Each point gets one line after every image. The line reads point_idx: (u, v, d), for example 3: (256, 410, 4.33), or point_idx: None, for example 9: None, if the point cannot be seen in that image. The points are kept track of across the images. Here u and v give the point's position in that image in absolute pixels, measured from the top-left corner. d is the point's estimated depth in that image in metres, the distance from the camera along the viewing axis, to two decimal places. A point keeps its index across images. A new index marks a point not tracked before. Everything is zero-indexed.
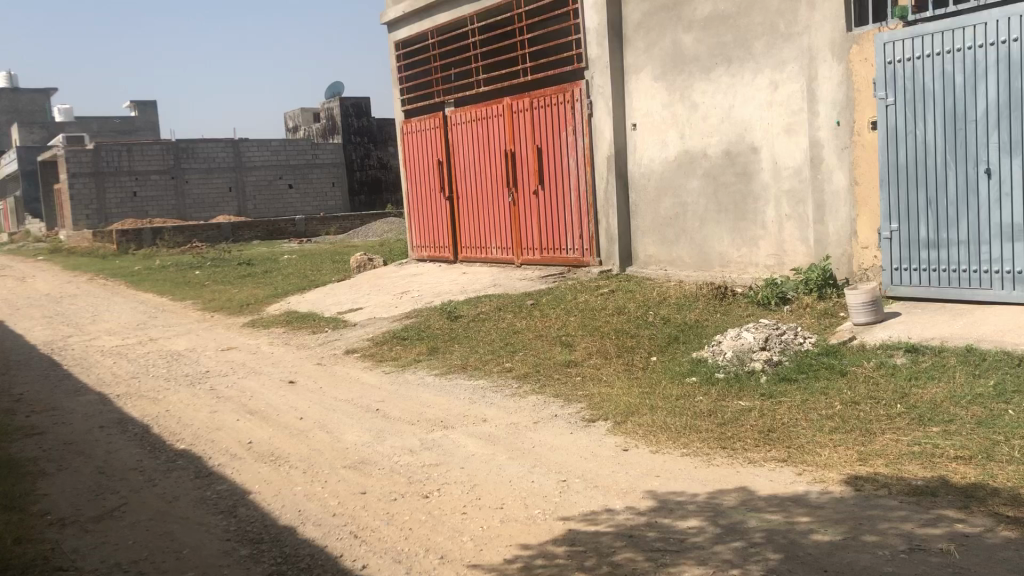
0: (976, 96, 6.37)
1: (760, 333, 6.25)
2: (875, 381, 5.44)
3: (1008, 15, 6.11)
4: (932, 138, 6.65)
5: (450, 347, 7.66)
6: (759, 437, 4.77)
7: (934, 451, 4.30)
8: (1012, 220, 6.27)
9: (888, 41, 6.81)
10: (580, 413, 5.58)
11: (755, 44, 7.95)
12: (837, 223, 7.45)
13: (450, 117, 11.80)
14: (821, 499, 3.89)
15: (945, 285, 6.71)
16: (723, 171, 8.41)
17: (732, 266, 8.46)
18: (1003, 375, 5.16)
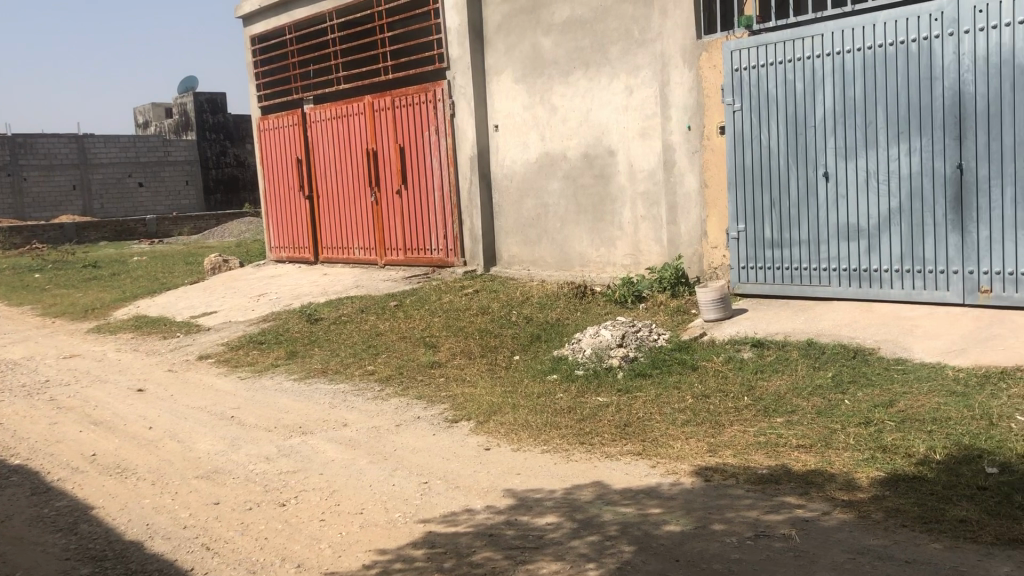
0: (815, 104, 6.75)
1: (617, 331, 6.42)
2: (723, 375, 5.68)
3: (842, 28, 6.51)
4: (775, 143, 7.00)
5: (310, 350, 7.51)
6: (616, 431, 4.89)
7: (778, 441, 4.53)
8: (848, 221, 6.68)
9: (735, 49, 7.13)
10: (443, 414, 5.57)
11: (611, 49, 8.16)
12: (689, 223, 7.73)
13: (310, 114, 11.56)
14: (673, 491, 4.03)
15: (789, 282, 7.09)
16: (582, 173, 8.59)
17: (591, 266, 8.64)
18: (840, 368, 5.49)
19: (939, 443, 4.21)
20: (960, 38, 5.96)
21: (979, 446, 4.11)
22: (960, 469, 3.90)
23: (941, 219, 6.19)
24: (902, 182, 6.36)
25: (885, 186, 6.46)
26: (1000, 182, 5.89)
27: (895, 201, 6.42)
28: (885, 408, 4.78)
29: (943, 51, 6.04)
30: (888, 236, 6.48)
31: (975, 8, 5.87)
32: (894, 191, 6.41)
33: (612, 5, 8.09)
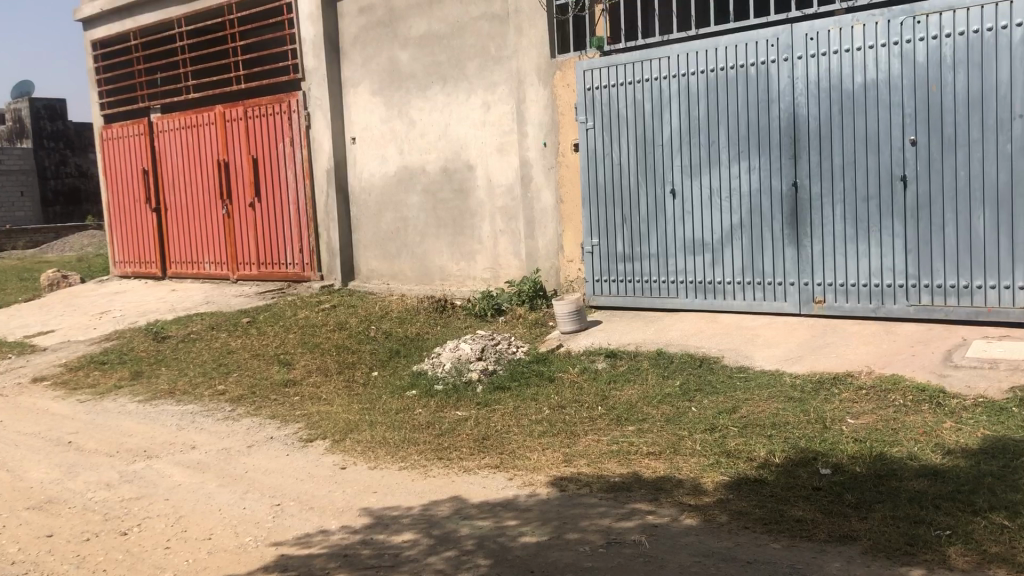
0: (662, 123, 7.02)
1: (476, 345, 6.46)
2: (579, 385, 5.80)
3: (687, 51, 6.82)
4: (626, 160, 7.23)
5: (157, 370, 7.18)
6: (474, 445, 4.91)
7: (631, 448, 4.66)
8: (694, 235, 6.97)
9: (587, 69, 7.33)
10: (298, 433, 5.44)
11: (468, 65, 8.23)
12: (545, 238, 7.88)
13: (157, 123, 11.09)
14: (529, 502, 4.07)
15: (640, 295, 7.32)
16: (441, 188, 8.60)
17: (451, 280, 8.65)
18: (688, 376, 5.70)
19: (778, 446, 4.44)
20: (794, 63, 6.34)
21: (814, 449, 4.36)
22: (797, 471, 4.13)
23: (779, 233, 6.55)
24: (743, 198, 6.69)
25: (727, 202, 6.77)
26: (831, 199, 6.29)
27: (736, 218, 6.74)
28: (729, 414, 5.00)
29: (779, 75, 6.41)
30: (730, 250, 6.80)
31: (806, 35, 6.26)
32: (736, 207, 6.73)
33: (468, 21, 8.17)
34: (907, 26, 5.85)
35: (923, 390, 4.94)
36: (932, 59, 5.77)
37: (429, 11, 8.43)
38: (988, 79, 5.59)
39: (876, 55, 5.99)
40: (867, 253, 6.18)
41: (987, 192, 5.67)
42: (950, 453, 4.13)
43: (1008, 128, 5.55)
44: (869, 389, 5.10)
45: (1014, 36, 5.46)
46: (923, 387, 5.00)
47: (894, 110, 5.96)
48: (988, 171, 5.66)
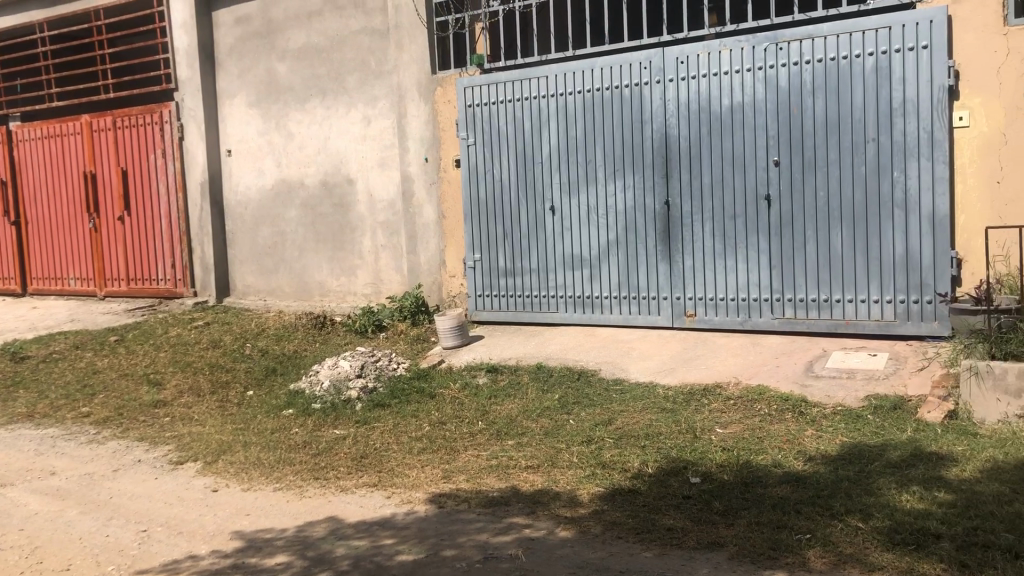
0: (541, 140, 7.14)
1: (356, 362, 6.38)
2: (460, 401, 5.80)
3: (565, 71, 6.96)
4: (506, 176, 7.31)
5: (14, 393, 6.78)
6: (352, 464, 4.84)
7: (509, 462, 4.69)
8: (572, 251, 7.10)
9: (468, 86, 7.40)
10: (167, 455, 5.24)
11: (348, 79, 8.16)
12: (427, 253, 7.88)
13: (17, 131, 10.53)
14: (407, 520, 4.05)
15: (520, 310, 7.40)
16: (320, 202, 8.48)
17: (331, 295, 8.52)
18: (567, 390, 5.79)
19: (651, 457, 4.56)
20: (666, 85, 6.56)
21: (685, 458, 4.50)
22: (669, 481, 4.25)
23: (652, 249, 6.74)
24: (618, 215, 6.86)
25: (603, 219, 6.93)
26: (701, 216, 6.53)
27: (612, 234, 6.90)
28: (605, 426, 5.10)
29: (652, 97, 6.61)
30: (607, 265, 6.95)
31: (677, 58, 6.49)
32: (612, 224, 6.89)
33: (348, 35, 8.12)
34: (771, 52, 6.14)
35: (787, 399, 5.17)
36: (793, 84, 6.08)
37: (308, 24, 8.33)
38: (844, 104, 5.92)
39: (742, 80, 6.27)
40: (735, 268, 6.43)
41: (844, 211, 6.00)
42: (811, 460, 4.34)
43: (862, 151, 5.90)
44: (737, 399, 5.30)
45: (866, 64, 5.82)
46: (786, 396, 5.23)
47: (759, 132, 6.24)
48: (844, 191, 5.98)
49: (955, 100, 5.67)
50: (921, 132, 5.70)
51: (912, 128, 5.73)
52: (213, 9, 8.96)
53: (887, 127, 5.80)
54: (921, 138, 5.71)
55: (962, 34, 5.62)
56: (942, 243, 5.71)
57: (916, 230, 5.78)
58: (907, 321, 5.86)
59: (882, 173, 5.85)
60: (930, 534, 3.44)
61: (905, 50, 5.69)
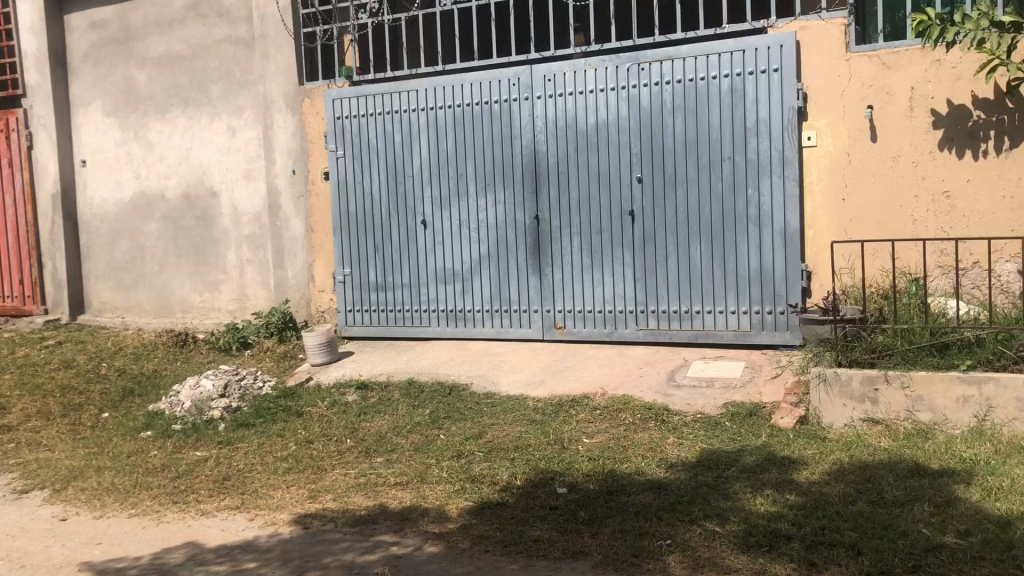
0: (411, 154, 7.12)
1: (219, 381, 6.18)
2: (327, 419, 5.69)
3: (434, 85, 6.97)
4: (376, 190, 7.25)
5: None
6: (213, 486, 4.68)
7: (378, 480, 4.64)
8: (442, 265, 7.10)
9: (336, 98, 7.31)
10: (11, 484, 4.92)
11: (212, 88, 7.92)
12: (295, 267, 7.73)
13: None
14: (270, 542, 3.94)
15: (391, 324, 7.34)
16: (182, 216, 8.19)
17: (193, 312, 8.22)
18: (437, 404, 5.78)
19: (519, 469, 4.60)
20: (534, 102, 6.66)
21: (552, 469, 4.55)
22: (536, 492, 4.29)
23: (522, 263, 6.82)
24: (488, 230, 6.91)
25: (474, 233, 6.97)
26: (569, 230, 6.65)
27: (483, 248, 6.94)
28: (474, 440, 5.11)
29: (520, 113, 6.70)
30: (478, 279, 6.99)
31: (544, 76, 6.60)
32: (482, 238, 6.94)
33: (211, 43, 7.88)
34: (633, 72, 6.33)
35: (650, 408, 5.32)
36: (655, 103, 6.28)
37: (169, 31, 8.05)
38: (702, 124, 6.16)
39: (606, 99, 6.43)
40: (602, 281, 6.58)
41: (704, 227, 6.23)
42: (672, 467, 4.47)
43: (719, 168, 6.15)
44: (603, 409, 5.41)
45: (722, 86, 6.07)
46: (650, 405, 5.37)
47: (623, 149, 6.41)
48: (704, 207, 6.22)
49: (803, 120, 5.98)
50: (773, 151, 5.99)
51: (764, 147, 6.01)
52: (65, 12, 8.54)
53: (742, 146, 6.07)
54: (773, 157, 5.99)
55: (809, 59, 5.94)
56: (793, 257, 6.01)
57: (769, 244, 6.06)
58: (761, 331, 6.14)
59: (738, 189, 6.11)
60: (781, 535, 3.60)
61: (757, 73, 5.97)
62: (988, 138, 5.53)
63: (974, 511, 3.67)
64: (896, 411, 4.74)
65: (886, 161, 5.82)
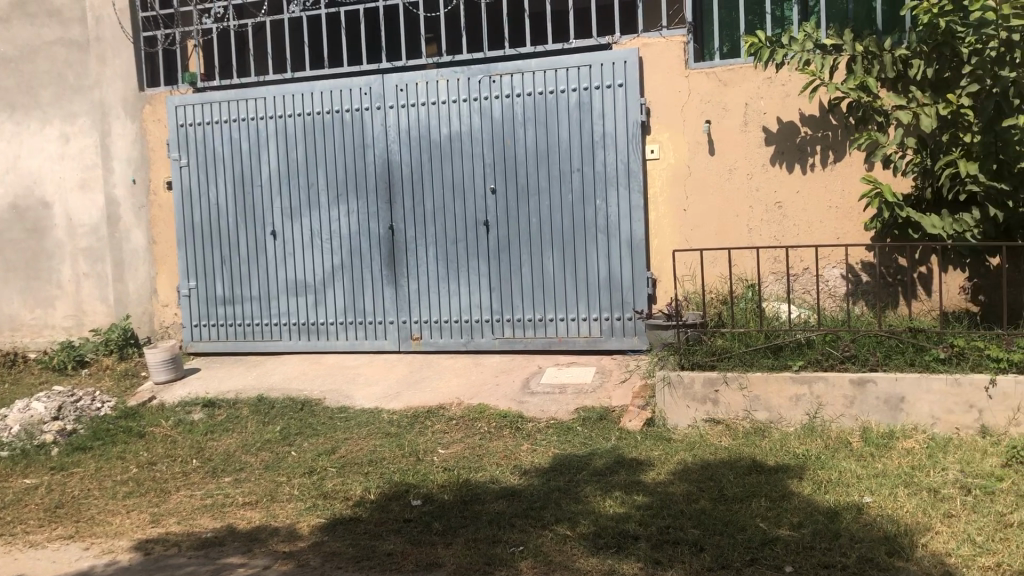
0: (260, 163, 6.93)
1: (53, 403, 5.89)
2: (171, 439, 5.45)
3: (284, 93, 6.83)
4: (223, 200, 7.02)
5: None
6: (44, 515, 4.40)
7: (225, 500, 4.48)
8: (294, 276, 6.94)
9: (179, 105, 7.06)
10: None
11: (42, 92, 7.41)
12: (137, 281, 7.38)
13: None
14: (107, 572, 3.74)
15: (241, 338, 7.12)
16: (9, 227, 7.63)
17: (23, 330, 7.67)
18: (289, 420, 5.63)
19: (373, 483, 4.54)
20: (386, 112, 6.62)
21: (407, 482, 4.52)
22: (390, 505, 4.25)
23: (377, 274, 6.76)
24: (342, 241, 6.81)
25: (326, 244, 6.85)
26: (423, 241, 6.64)
27: (336, 259, 6.84)
28: (327, 455, 5.01)
29: (372, 122, 6.65)
30: (331, 291, 6.87)
31: (396, 86, 6.58)
32: (335, 249, 6.83)
33: (40, 45, 7.37)
34: (484, 84, 6.40)
35: (504, 416, 5.37)
36: (506, 115, 6.37)
37: None
38: (551, 136, 6.29)
39: (458, 110, 6.47)
40: (457, 291, 6.61)
41: (555, 237, 6.36)
42: (526, 473, 4.53)
43: (569, 179, 6.29)
44: (459, 419, 5.42)
45: (571, 99, 6.23)
46: (504, 413, 5.42)
47: (476, 160, 6.46)
48: (555, 217, 6.34)
49: (647, 134, 6.20)
50: (619, 163, 6.18)
51: (611, 159, 6.19)
52: None
53: (590, 159, 6.23)
54: (619, 168, 6.18)
55: (651, 75, 6.17)
56: (640, 265, 6.21)
57: (618, 253, 6.24)
58: (611, 337, 6.32)
59: (587, 200, 6.26)
60: (629, 535, 3.71)
61: (603, 88, 6.16)
62: (815, 152, 5.90)
63: (806, 503, 3.89)
64: (735, 411, 4.97)
65: (724, 173, 6.10)
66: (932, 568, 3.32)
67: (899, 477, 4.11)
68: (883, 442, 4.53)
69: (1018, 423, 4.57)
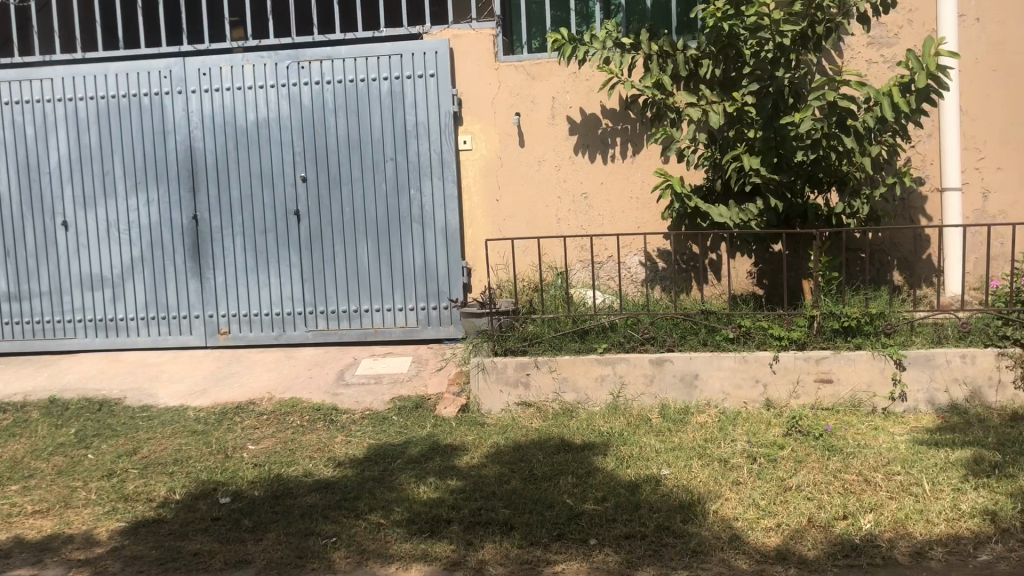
0: (48, 149, 6.46)
1: None
2: None
3: (73, 74, 6.39)
4: (6, 188, 6.50)
5: None
6: None
7: (11, 510, 4.16)
8: (89, 270, 6.53)
9: None
10: None
11: None
12: None
13: None
14: None
15: (30, 337, 6.62)
16: None
17: None
18: (84, 422, 5.30)
19: (178, 483, 4.36)
20: (187, 97, 6.33)
21: (215, 480, 4.37)
22: (197, 505, 4.10)
23: (181, 266, 6.47)
24: (142, 232, 6.47)
25: (125, 235, 6.49)
26: (231, 231, 6.42)
27: (136, 251, 6.49)
28: (127, 457, 4.76)
29: (173, 107, 6.34)
30: (131, 285, 6.52)
31: (198, 70, 6.30)
32: (135, 240, 6.48)
33: None
34: (293, 71, 6.25)
35: (317, 409, 5.30)
36: (316, 102, 6.26)
37: None
38: (363, 125, 6.24)
39: (266, 97, 6.28)
40: (267, 283, 6.44)
41: (369, 226, 6.32)
42: (340, 465, 4.50)
43: (382, 169, 6.27)
44: (270, 414, 5.30)
45: (382, 88, 6.20)
46: (318, 406, 5.35)
47: (285, 149, 6.31)
48: (368, 206, 6.30)
49: (458, 125, 6.28)
50: (432, 153, 6.22)
51: (424, 149, 6.22)
52: None
53: (403, 148, 6.24)
54: (433, 159, 6.22)
55: (462, 67, 6.24)
56: (454, 255, 6.29)
57: (432, 243, 6.29)
58: (427, 326, 6.38)
59: (401, 190, 6.26)
60: (442, 519, 3.76)
61: (415, 78, 6.18)
62: (616, 144, 6.18)
63: (609, 478, 4.09)
64: (545, 393, 5.14)
65: (533, 163, 6.27)
66: (721, 531, 3.58)
67: (693, 449, 4.40)
68: (680, 417, 4.84)
69: (798, 395, 5.00)
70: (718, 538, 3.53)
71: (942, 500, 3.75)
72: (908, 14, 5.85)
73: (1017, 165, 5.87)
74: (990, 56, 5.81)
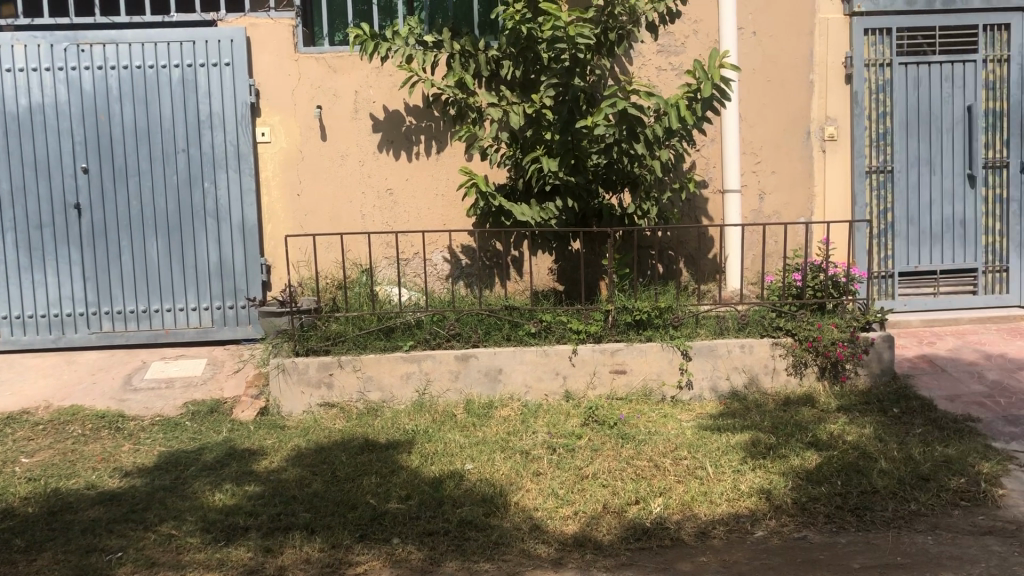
0: None
1: None
2: None
3: None
4: None
5: None
6: None
7: None
8: None
9: None
10: None
11: None
12: None
13: None
14: None
15: None
16: None
17: None
18: None
19: None
20: None
21: None
22: None
23: None
24: None
25: None
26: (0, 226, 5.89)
27: None
28: None
29: None
30: None
31: None
32: None
33: None
34: (71, 53, 5.80)
35: (101, 417, 4.95)
36: (98, 88, 5.84)
37: None
38: (152, 114, 5.89)
39: (40, 79, 5.80)
40: (44, 282, 5.96)
41: (159, 221, 5.98)
42: (127, 475, 4.22)
43: (173, 160, 5.94)
44: (46, 423, 4.89)
45: (173, 75, 5.88)
46: (101, 413, 5.00)
47: (63, 137, 5.85)
48: (157, 199, 5.96)
49: (256, 116, 6.05)
50: (227, 145, 5.96)
51: (219, 141, 5.95)
52: None
53: (196, 139, 5.94)
54: (228, 151, 5.97)
55: (260, 56, 6.02)
56: (252, 251, 6.06)
57: (228, 239, 6.04)
58: (223, 326, 6.11)
59: (193, 183, 5.97)
60: (239, 527, 3.62)
61: (209, 66, 5.90)
62: (420, 142, 6.17)
63: (413, 475, 4.08)
64: (348, 393, 5.06)
65: (336, 159, 6.14)
66: (521, 522, 3.66)
67: (497, 442, 4.47)
68: (484, 411, 4.91)
69: (594, 386, 5.19)
70: (519, 529, 3.60)
71: (723, 482, 4.02)
72: (694, 24, 6.21)
73: (789, 170, 6.37)
74: (765, 68, 6.27)
